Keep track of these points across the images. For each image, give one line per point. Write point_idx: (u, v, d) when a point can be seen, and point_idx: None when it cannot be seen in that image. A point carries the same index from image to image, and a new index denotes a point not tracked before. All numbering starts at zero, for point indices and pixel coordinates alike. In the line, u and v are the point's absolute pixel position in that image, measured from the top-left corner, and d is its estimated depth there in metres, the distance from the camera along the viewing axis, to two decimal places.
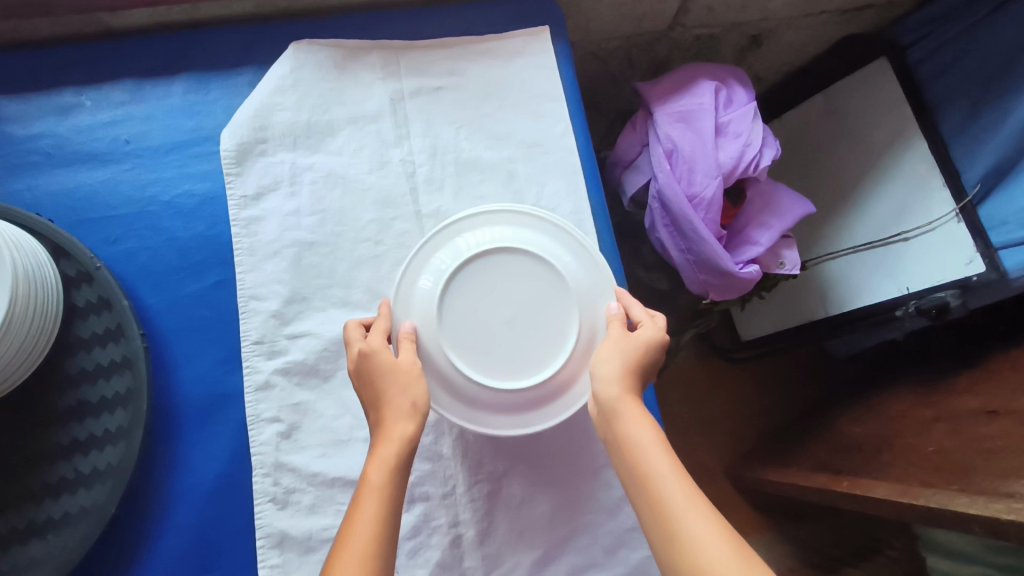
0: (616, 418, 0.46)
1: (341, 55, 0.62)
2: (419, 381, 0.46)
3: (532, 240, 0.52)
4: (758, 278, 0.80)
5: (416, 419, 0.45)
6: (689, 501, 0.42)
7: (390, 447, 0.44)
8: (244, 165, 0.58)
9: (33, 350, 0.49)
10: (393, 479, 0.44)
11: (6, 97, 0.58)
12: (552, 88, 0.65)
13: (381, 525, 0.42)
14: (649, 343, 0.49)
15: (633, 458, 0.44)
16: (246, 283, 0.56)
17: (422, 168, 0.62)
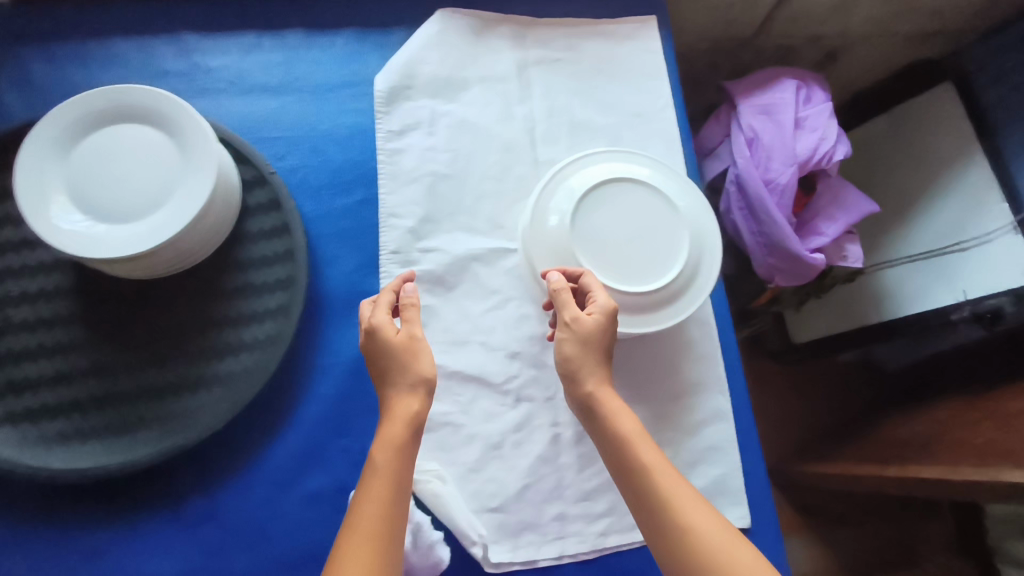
0: (602, 413, 0.52)
1: (478, 24, 0.72)
2: (420, 354, 0.53)
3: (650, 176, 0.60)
4: (821, 267, 0.86)
5: (420, 398, 0.52)
6: (678, 485, 0.49)
7: (397, 424, 0.51)
8: (392, 106, 0.68)
9: (216, 235, 0.59)
10: (397, 455, 0.49)
11: (202, 34, 0.69)
12: (657, 68, 0.74)
13: (386, 499, 0.48)
14: (602, 322, 0.53)
15: (622, 448, 0.51)
16: (388, 203, 0.65)
17: (541, 124, 0.70)
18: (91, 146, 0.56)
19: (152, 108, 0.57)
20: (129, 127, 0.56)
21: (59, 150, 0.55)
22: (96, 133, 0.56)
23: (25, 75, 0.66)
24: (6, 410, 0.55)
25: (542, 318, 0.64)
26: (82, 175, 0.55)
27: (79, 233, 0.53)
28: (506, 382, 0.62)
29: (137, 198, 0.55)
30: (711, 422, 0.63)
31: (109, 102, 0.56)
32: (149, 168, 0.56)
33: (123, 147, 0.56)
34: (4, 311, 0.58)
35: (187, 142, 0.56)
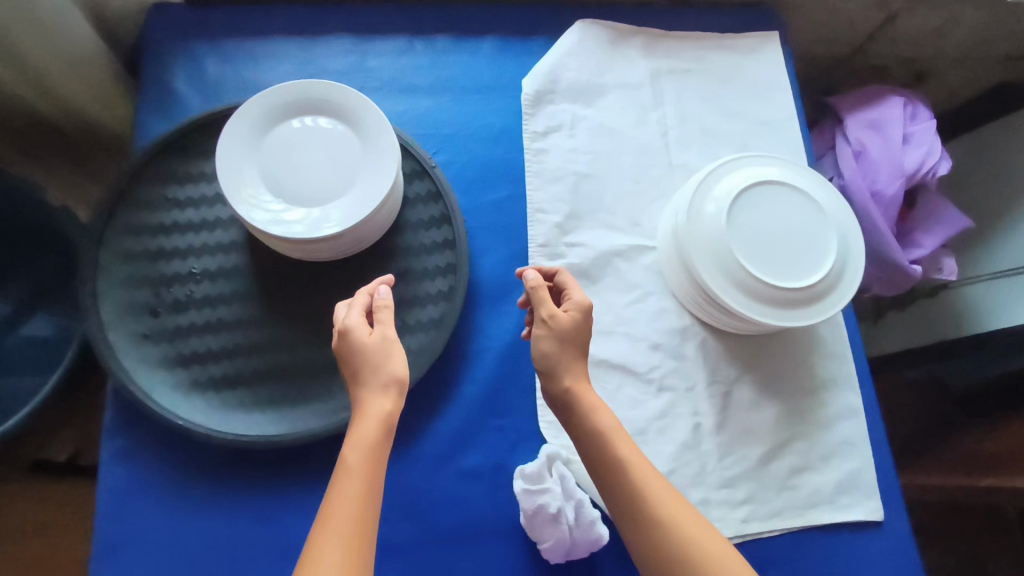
0: (580, 408, 0.52)
1: (614, 34, 0.76)
2: (391, 356, 0.50)
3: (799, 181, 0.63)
4: (916, 279, 0.87)
5: (391, 396, 0.48)
6: (655, 482, 0.49)
7: (369, 424, 0.47)
8: (537, 109, 0.72)
9: (381, 226, 0.62)
10: (371, 456, 0.46)
11: (359, 36, 0.73)
12: (781, 81, 0.77)
13: (355, 502, 0.43)
14: (579, 318, 0.54)
15: (600, 442, 0.51)
16: (535, 199, 0.69)
17: (674, 130, 0.74)
18: (281, 135, 0.60)
19: (338, 103, 0.60)
20: (316, 119, 0.60)
21: (253, 137, 0.59)
22: (287, 124, 0.60)
23: (197, 69, 0.69)
24: (193, 380, 0.59)
25: (681, 312, 0.67)
26: (273, 161, 0.59)
27: (271, 215, 0.57)
28: (649, 372, 0.65)
29: (323, 186, 0.58)
30: (842, 417, 0.65)
31: (300, 95, 0.60)
32: (333, 160, 0.59)
33: (311, 138, 0.60)
34: (187, 287, 0.61)
35: (369, 137, 0.60)
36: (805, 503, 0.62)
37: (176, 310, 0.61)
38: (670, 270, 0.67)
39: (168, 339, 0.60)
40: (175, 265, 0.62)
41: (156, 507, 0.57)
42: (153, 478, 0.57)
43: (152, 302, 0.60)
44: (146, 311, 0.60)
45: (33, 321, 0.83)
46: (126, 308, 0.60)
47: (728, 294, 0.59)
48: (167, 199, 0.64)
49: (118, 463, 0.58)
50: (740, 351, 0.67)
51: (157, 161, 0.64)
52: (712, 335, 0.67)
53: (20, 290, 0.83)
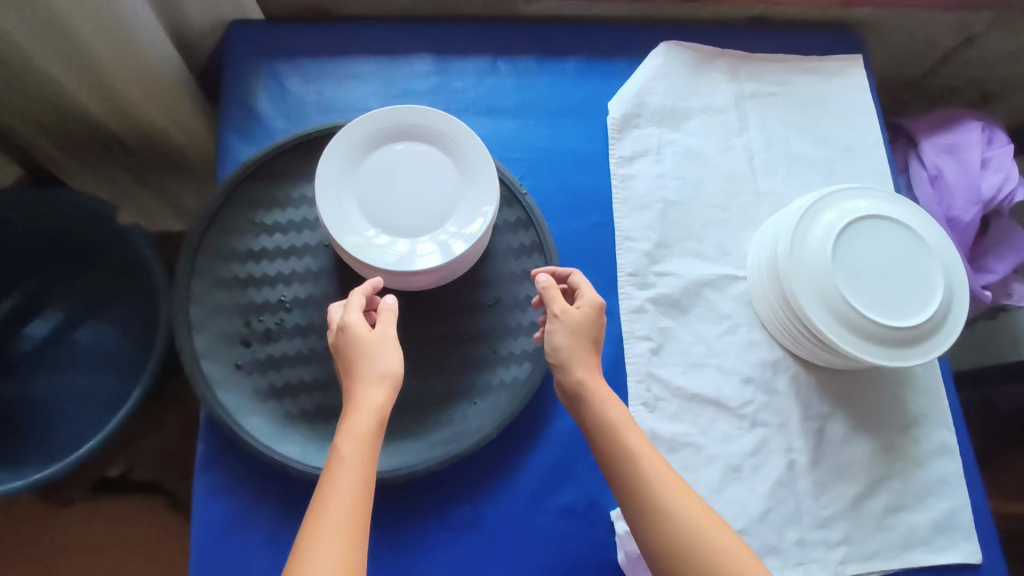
0: (587, 400, 0.50)
1: (698, 56, 0.74)
2: (388, 350, 0.48)
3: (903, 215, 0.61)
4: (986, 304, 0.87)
5: (386, 387, 0.46)
6: (668, 476, 0.48)
7: (361, 416, 0.45)
8: (623, 133, 0.70)
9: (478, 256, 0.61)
10: (366, 447, 0.44)
11: (442, 56, 0.72)
12: (866, 106, 0.76)
13: (354, 495, 0.41)
14: (591, 314, 0.53)
15: (612, 435, 0.49)
16: (622, 226, 0.67)
17: (760, 156, 0.72)
18: (377, 162, 0.58)
19: (434, 129, 0.59)
20: (412, 146, 0.59)
21: (349, 164, 0.58)
22: (382, 151, 0.59)
23: (282, 90, 0.69)
24: (286, 412, 0.58)
25: (772, 345, 0.66)
26: (370, 190, 0.57)
27: (371, 246, 0.56)
28: (742, 407, 0.63)
29: (423, 215, 0.57)
30: (936, 455, 0.64)
31: (395, 121, 0.59)
32: (431, 188, 0.58)
33: (407, 166, 0.58)
34: (277, 315, 0.60)
35: (467, 164, 0.58)
36: (902, 544, 0.61)
37: (268, 339, 0.59)
38: (762, 302, 0.65)
39: (260, 369, 0.59)
40: (265, 292, 0.61)
41: (250, 543, 0.55)
42: (246, 512, 0.56)
43: (243, 331, 0.59)
44: (239, 340, 0.59)
45: (80, 330, 0.84)
46: (220, 337, 0.59)
47: (833, 331, 0.58)
48: (255, 224, 0.62)
49: (210, 497, 0.56)
50: (832, 385, 0.65)
51: (246, 185, 0.63)
52: (805, 368, 0.65)
53: (80, 296, 0.85)
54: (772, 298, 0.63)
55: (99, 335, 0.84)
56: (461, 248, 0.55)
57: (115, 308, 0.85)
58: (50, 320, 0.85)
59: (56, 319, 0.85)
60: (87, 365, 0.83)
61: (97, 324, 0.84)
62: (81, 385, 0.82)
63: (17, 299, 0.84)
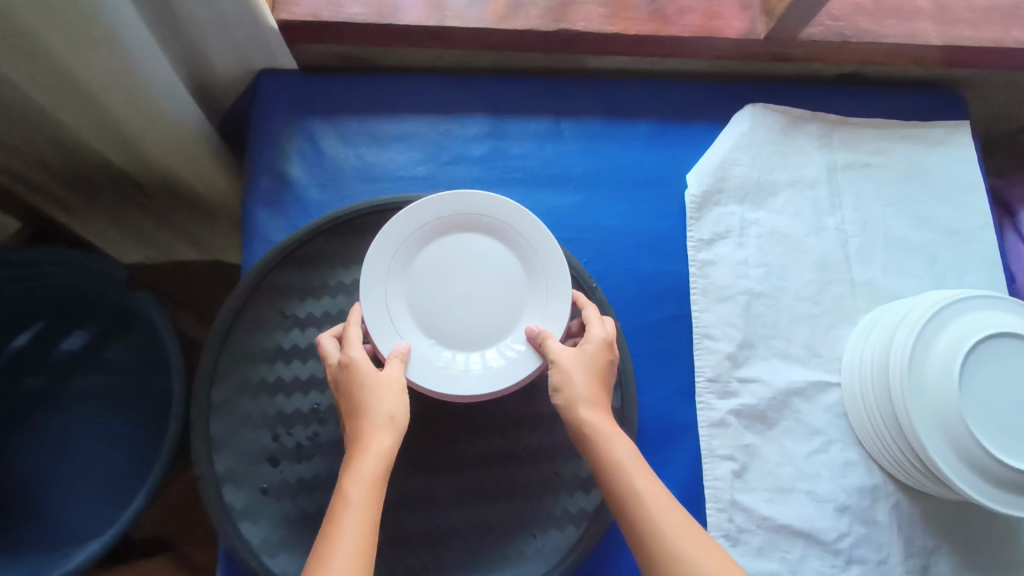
0: (588, 436, 0.44)
1: (786, 121, 0.66)
2: (398, 391, 0.44)
3: None
4: None
5: (395, 431, 0.42)
6: (682, 519, 0.40)
7: (368, 459, 0.40)
8: (702, 212, 0.62)
9: None
10: (375, 494, 0.39)
11: (499, 115, 0.63)
12: (973, 181, 0.67)
13: (359, 545, 0.37)
14: (594, 348, 0.48)
15: (614, 474, 0.42)
16: (701, 322, 0.59)
17: (855, 239, 0.64)
18: (432, 260, 0.50)
19: (497, 218, 0.51)
20: (472, 238, 0.51)
21: (399, 261, 0.50)
22: (437, 244, 0.51)
23: (317, 152, 0.60)
24: None
25: (870, 466, 0.58)
26: (424, 292, 0.50)
27: (429, 363, 0.48)
28: (838, 540, 0.55)
29: (487, 324, 0.49)
30: None
31: (452, 209, 0.51)
32: (496, 290, 0.50)
33: (466, 263, 0.50)
34: (309, 429, 0.52)
35: (536, 259, 0.50)
36: None
37: (299, 457, 0.51)
38: (861, 418, 0.57)
39: (290, 494, 0.50)
40: (296, 400, 0.53)
41: None
42: None
43: (271, 448, 0.51)
44: (265, 458, 0.51)
45: (110, 348, 0.73)
46: (245, 456, 0.51)
47: (955, 471, 0.50)
48: (285, 318, 0.54)
49: None
50: (939, 514, 0.57)
51: (275, 272, 0.54)
52: (907, 494, 0.57)
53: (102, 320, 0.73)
54: (878, 418, 0.55)
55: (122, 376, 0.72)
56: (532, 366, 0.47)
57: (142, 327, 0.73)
58: (83, 336, 0.73)
59: (83, 350, 0.72)
60: (110, 409, 0.71)
61: (127, 342, 0.73)
62: (104, 433, 0.70)
63: (45, 323, 0.72)
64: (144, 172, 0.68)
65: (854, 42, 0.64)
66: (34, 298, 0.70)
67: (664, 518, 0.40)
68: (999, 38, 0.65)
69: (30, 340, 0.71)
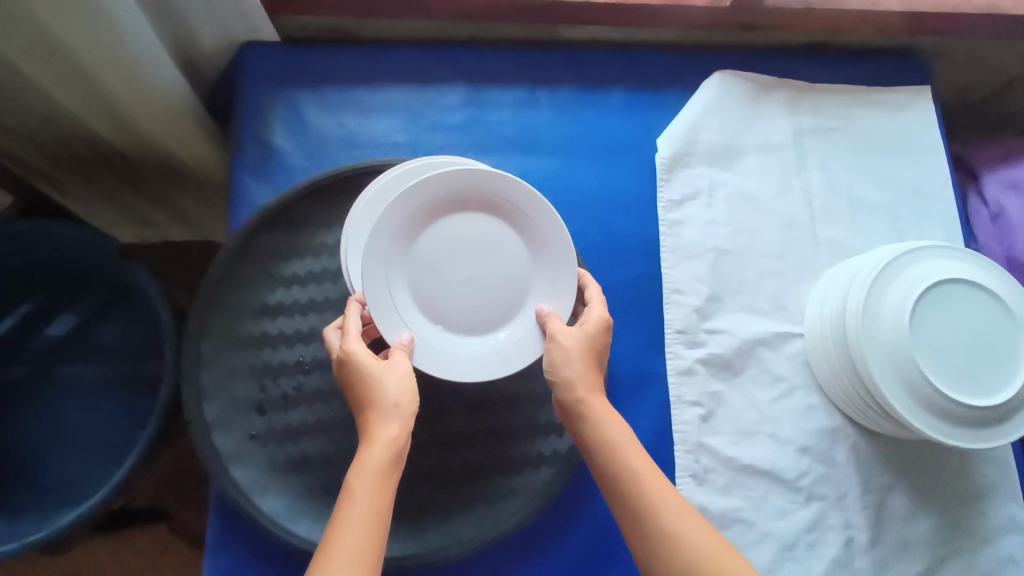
0: (586, 419, 0.48)
1: (754, 88, 0.68)
2: (401, 380, 0.47)
3: (988, 275, 0.55)
4: None
5: (401, 421, 0.45)
6: (669, 495, 0.44)
7: (374, 448, 0.43)
8: (672, 174, 0.65)
9: None
10: (382, 482, 0.42)
11: (478, 84, 0.66)
12: (935, 143, 0.70)
13: (367, 532, 0.40)
14: (595, 332, 0.51)
15: (609, 455, 0.46)
16: (671, 277, 0.62)
17: (820, 198, 0.67)
18: (430, 245, 0.52)
19: (491, 194, 0.53)
20: (468, 215, 0.53)
21: (398, 246, 0.51)
22: (433, 224, 0.52)
23: (301, 120, 0.63)
24: (305, 488, 0.53)
25: (830, 411, 0.61)
26: (425, 275, 0.52)
27: (439, 346, 0.52)
28: (798, 478, 0.59)
29: (490, 300, 0.53)
30: (1005, 532, 0.60)
31: (448, 188, 0.52)
32: (496, 265, 0.53)
33: (464, 240, 0.53)
34: (295, 379, 0.55)
35: (532, 232, 0.53)
36: None
37: (285, 407, 0.55)
38: (822, 365, 0.60)
39: (276, 441, 0.54)
40: (282, 352, 0.56)
41: None
42: None
43: (258, 398, 0.55)
44: (253, 408, 0.54)
45: (101, 328, 0.76)
46: (232, 405, 0.54)
47: (907, 409, 0.53)
48: (272, 276, 0.57)
49: None
50: (894, 454, 0.61)
51: (261, 234, 0.58)
52: (865, 436, 0.61)
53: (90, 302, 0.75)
54: (838, 365, 0.58)
55: (114, 345, 0.75)
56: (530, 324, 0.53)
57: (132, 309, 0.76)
58: (69, 320, 0.75)
59: (70, 326, 0.75)
60: (104, 376, 0.74)
61: (117, 323, 0.76)
62: (96, 406, 0.73)
63: (33, 305, 0.74)
64: (136, 148, 0.71)
65: (818, 10, 0.67)
66: (26, 273, 0.74)
67: (654, 493, 0.44)
68: (957, 5, 0.68)
69: (18, 323, 0.74)
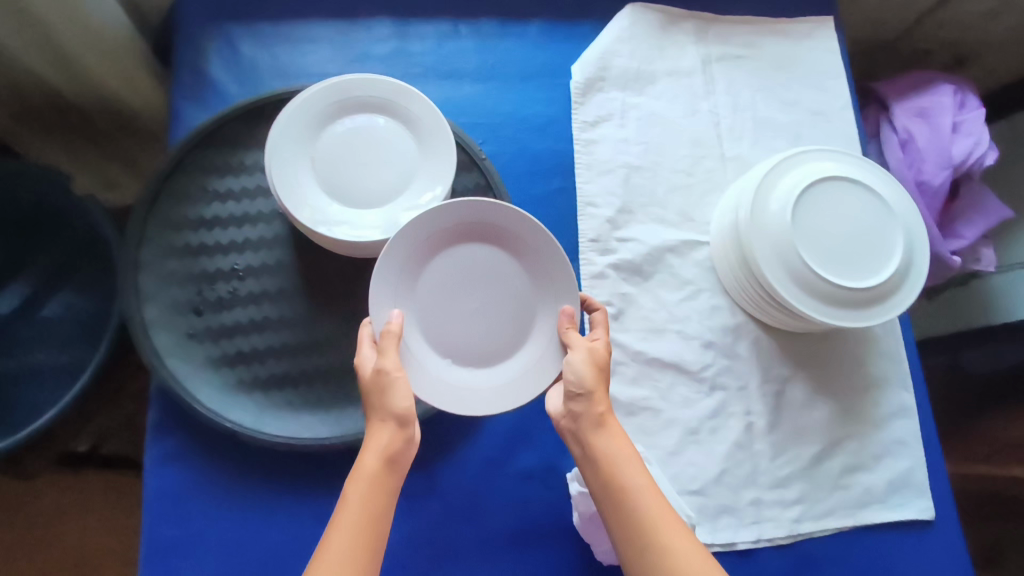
0: (596, 434, 0.48)
1: (664, 19, 0.73)
2: (397, 384, 0.47)
3: (866, 174, 0.61)
4: (956, 268, 0.86)
5: (396, 431, 0.46)
6: (665, 513, 0.46)
7: (371, 458, 0.45)
8: (586, 97, 0.69)
9: None
10: (376, 491, 0.45)
11: (403, 19, 0.71)
12: (835, 68, 0.75)
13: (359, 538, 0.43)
14: (606, 352, 0.51)
15: (612, 471, 0.46)
16: (585, 191, 0.67)
17: (727, 119, 0.71)
18: (431, 279, 0.54)
19: (499, 223, 0.53)
20: (475, 247, 0.54)
21: (405, 281, 0.53)
22: (439, 257, 0.54)
23: (235, 54, 0.68)
24: (240, 379, 0.58)
25: (734, 310, 0.66)
26: (434, 309, 0.54)
27: (450, 379, 0.53)
28: (702, 370, 0.64)
29: (497, 332, 0.54)
30: (896, 416, 0.65)
31: (453, 218, 0.53)
32: (493, 292, 0.54)
33: (370, 141, 0.59)
34: (230, 284, 0.60)
35: (539, 260, 0.54)
36: (857, 503, 0.62)
37: (220, 308, 0.60)
38: (724, 266, 0.65)
39: (212, 338, 0.59)
40: (217, 260, 0.61)
41: (206, 509, 0.56)
42: (199, 482, 0.57)
43: (195, 300, 0.59)
44: (190, 309, 0.59)
45: (50, 301, 0.81)
46: (171, 307, 0.59)
47: (790, 291, 0.58)
48: (208, 192, 0.62)
49: (164, 467, 0.57)
50: (793, 349, 0.66)
51: (197, 153, 0.62)
52: (766, 333, 0.66)
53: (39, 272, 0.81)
54: (733, 263, 0.63)
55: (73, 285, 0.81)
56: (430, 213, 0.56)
57: (81, 278, 0.82)
58: (21, 292, 0.81)
59: (25, 291, 0.81)
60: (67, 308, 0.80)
61: (67, 292, 0.81)
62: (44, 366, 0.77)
63: None
64: (88, 100, 0.75)
65: None
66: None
67: (654, 512, 0.45)
68: None
69: None
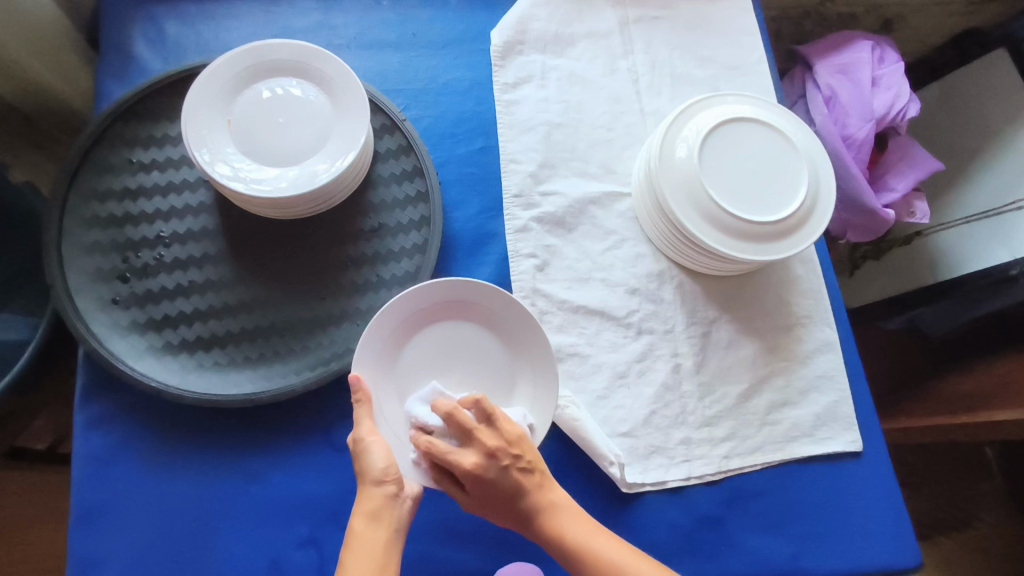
0: (537, 508, 0.50)
1: None
2: (378, 451, 0.48)
3: (772, 118, 0.64)
4: (892, 222, 0.85)
5: (379, 488, 0.48)
6: (607, 537, 0.50)
7: (361, 521, 0.46)
8: (507, 60, 0.71)
9: (352, 182, 0.62)
10: (376, 554, 0.45)
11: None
12: (748, 25, 0.77)
13: None
14: (483, 464, 0.49)
15: (551, 518, 0.50)
16: (507, 149, 0.68)
17: (646, 77, 0.73)
18: (411, 357, 0.57)
19: (475, 302, 0.58)
20: (458, 323, 0.58)
21: (385, 360, 0.56)
22: (421, 334, 0.58)
23: (159, 33, 0.70)
24: (167, 342, 0.59)
25: (656, 256, 0.67)
26: (412, 388, 0.56)
27: None
28: (628, 316, 0.65)
29: None
30: (820, 351, 0.66)
31: (433, 299, 0.58)
32: (471, 369, 0.58)
33: (286, 102, 0.60)
34: (156, 250, 0.61)
35: (517, 337, 0.58)
36: (785, 438, 0.63)
37: (146, 274, 0.60)
38: (644, 215, 0.67)
39: (139, 304, 0.60)
40: (143, 229, 0.62)
41: (129, 474, 0.57)
42: (126, 442, 0.58)
43: (121, 268, 0.60)
44: (116, 276, 0.60)
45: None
46: (96, 273, 0.60)
47: (702, 228, 0.61)
48: (132, 162, 0.63)
49: (90, 430, 0.58)
50: (716, 291, 0.67)
51: (120, 124, 0.64)
52: (689, 276, 0.67)
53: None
54: (650, 207, 0.65)
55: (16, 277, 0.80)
56: (343, 168, 0.58)
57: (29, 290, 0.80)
58: None
59: None
60: (8, 303, 0.78)
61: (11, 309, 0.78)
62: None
63: None
64: (23, 94, 0.76)
65: None
66: None
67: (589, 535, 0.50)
68: None
69: None
